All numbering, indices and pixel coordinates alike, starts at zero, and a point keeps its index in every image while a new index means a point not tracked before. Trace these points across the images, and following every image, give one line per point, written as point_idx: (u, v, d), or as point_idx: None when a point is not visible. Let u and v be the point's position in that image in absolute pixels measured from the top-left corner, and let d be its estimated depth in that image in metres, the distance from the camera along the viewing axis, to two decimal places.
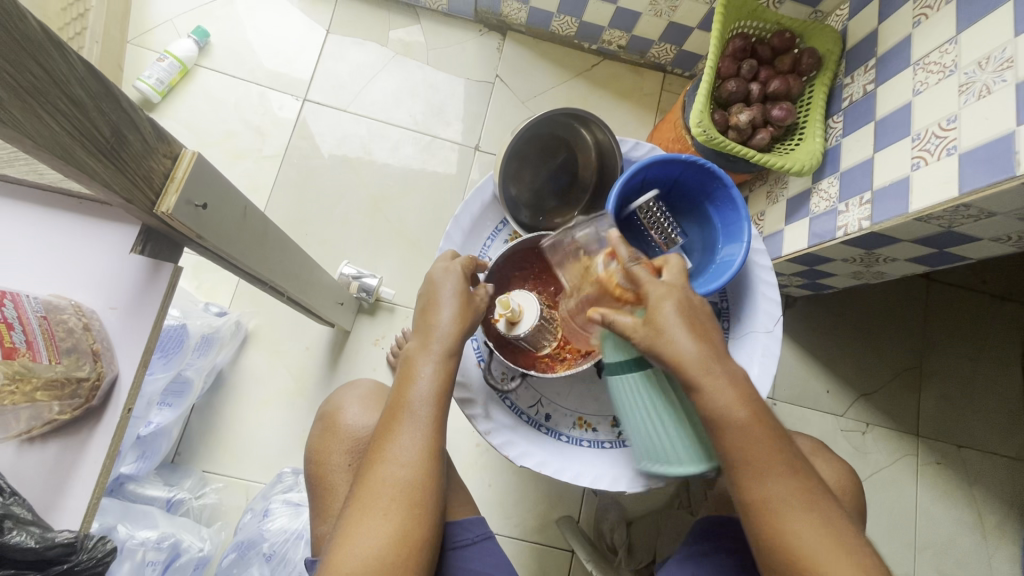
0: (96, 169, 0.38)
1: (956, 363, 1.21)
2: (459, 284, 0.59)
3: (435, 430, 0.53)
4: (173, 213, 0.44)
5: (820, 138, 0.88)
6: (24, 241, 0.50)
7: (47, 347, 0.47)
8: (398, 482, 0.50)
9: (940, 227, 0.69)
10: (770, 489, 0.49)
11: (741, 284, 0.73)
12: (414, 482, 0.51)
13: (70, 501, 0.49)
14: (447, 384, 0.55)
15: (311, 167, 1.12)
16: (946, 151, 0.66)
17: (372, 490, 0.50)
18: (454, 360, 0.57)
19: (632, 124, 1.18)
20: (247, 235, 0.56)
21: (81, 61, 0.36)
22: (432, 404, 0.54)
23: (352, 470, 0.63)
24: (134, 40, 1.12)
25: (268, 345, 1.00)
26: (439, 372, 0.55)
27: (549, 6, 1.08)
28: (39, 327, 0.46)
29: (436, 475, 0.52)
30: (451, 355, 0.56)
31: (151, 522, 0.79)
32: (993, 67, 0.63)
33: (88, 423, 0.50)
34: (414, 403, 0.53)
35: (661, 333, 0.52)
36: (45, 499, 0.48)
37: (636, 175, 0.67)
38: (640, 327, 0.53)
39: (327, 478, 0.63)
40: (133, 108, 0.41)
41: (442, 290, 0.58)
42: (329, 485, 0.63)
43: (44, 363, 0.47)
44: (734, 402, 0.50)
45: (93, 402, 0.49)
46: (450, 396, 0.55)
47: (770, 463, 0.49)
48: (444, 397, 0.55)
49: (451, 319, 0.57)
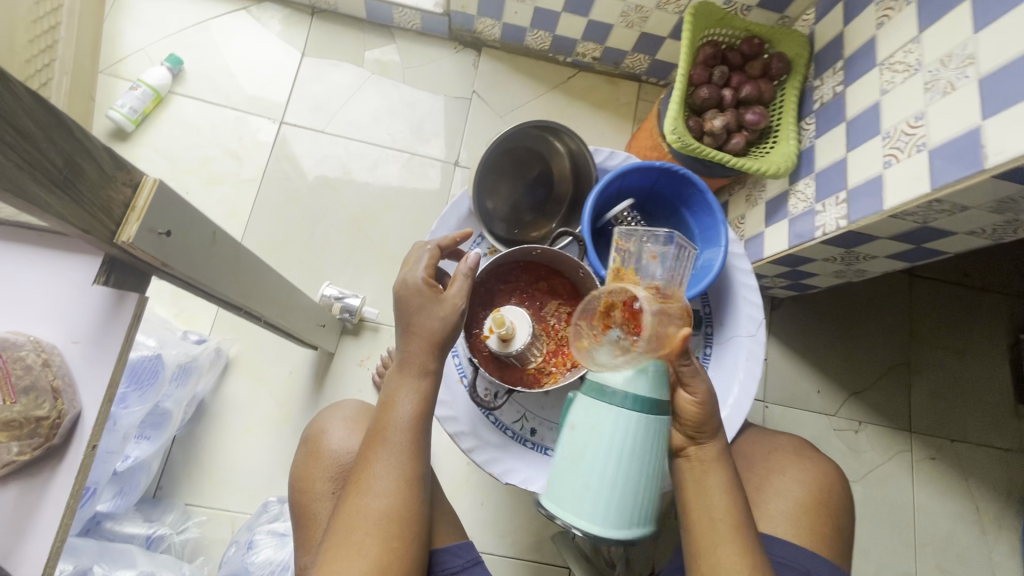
0: (48, 200, 0.36)
1: (943, 357, 1.24)
2: (423, 294, 0.55)
3: (414, 458, 0.52)
4: (135, 243, 0.43)
5: (794, 140, 0.89)
6: None
7: (3, 385, 0.45)
8: (378, 514, 0.50)
9: (915, 222, 0.70)
10: (724, 556, 0.51)
11: (721, 289, 0.72)
12: (391, 514, 0.50)
13: (31, 546, 0.46)
14: (428, 405, 0.54)
15: (292, 189, 1.11)
16: (916, 148, 0.66)
17: (352, 522, 0.49)
18: (432, 379, 0.55)
19: (609, 134, 1.19)
20: (215, 262, 0.55)
21: (28, 91, 0.34)
22: (410, 430, 0.52)
23: (335, 498, 0.61)
24: (106, 70, 1.12)
25: (250, 371, 0.98)
26: (417, 395, 0.53)
27: (522, 21, 1.09)
28: None
29: (415, 505, 0.51)
30: (427, 373, 0.54)
31: (130, 560, 0.76)
32: (956, 63, 0.63)
33: (50, 462, 0.47)
34: (394, 430, 0.52)
35: (711, 413, 0.54)
36: (4, 547, 0.45)
37: (612, 184, 0.67)
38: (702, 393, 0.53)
39: (310, 506, 0.61)
40: (87, 137, 0.39)
41: (411, 306, 0.55)
42: (313, 514, 0.61)
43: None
44: (722, 472, 0.54)
45: (54, 441, 0.46)
46: (429, 420, 0.54)
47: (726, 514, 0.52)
48: (422, 421, 0.53)
49: (424, 338, 0.54)
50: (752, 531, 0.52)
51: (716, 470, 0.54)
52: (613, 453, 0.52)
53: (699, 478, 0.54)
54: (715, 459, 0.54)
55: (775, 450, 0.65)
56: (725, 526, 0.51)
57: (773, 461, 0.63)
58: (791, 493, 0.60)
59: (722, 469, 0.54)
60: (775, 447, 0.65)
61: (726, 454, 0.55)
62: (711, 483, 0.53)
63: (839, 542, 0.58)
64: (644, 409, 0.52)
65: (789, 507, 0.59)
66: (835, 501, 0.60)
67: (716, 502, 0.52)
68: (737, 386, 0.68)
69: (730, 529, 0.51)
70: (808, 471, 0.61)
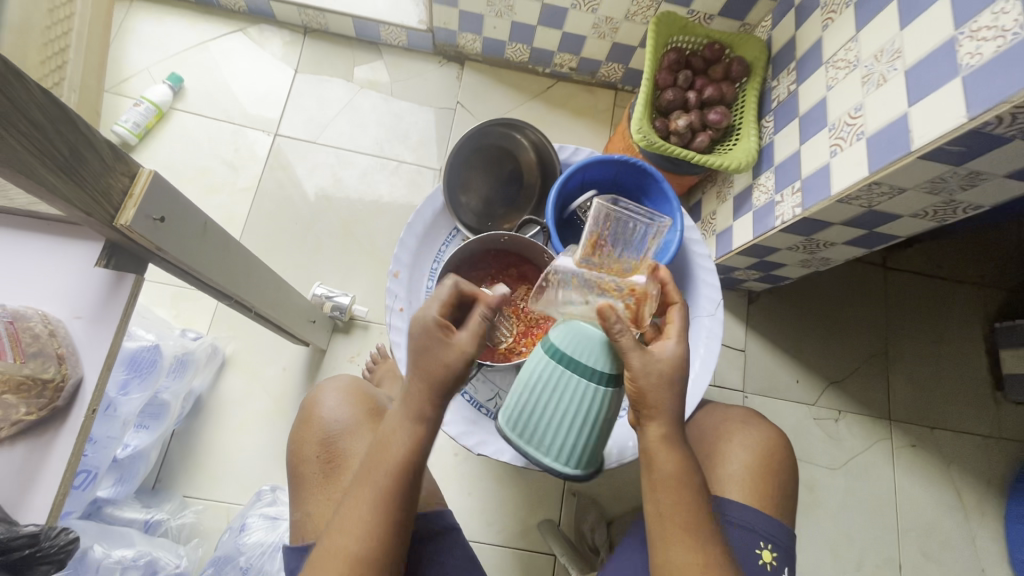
0: (56, 184, 0.41)
1: (920, 347, 1.27)
2: (429, 336, 0.52)
3: (394, 506, 0.52)
4: (132, 225, 0.48)
5: (755, 136, 0.94)
6: None
7: (13, 347, 0.49)
8: (352, 554, 0.50)
9: (862, 207, 0.74)
10: (674, 556, 0.51)
11: (682, 273, 0.76)
12: (364, 556, 0.50)
13: (36, 499, 0.50)
14: (422, 453, 0.53)
15: (286, 196, 1.17)
16: (856, 137, 0.71)
17: (327, 557, 0.51)
18: (429, 426, 0.53)
19: (588, 139, 1.25)
20: (207, 249, 0.60)
21: (42, 90, 0.40)
22: (396, 478, 0.52)
23: (320, 462, 0.64)
24: (112, 89, 1.19)
25: (246, 368, 1.03)
26: (411, 441, 0.52)
27: (501, 35, 1.17)
28: (6, 332, 0.49)
29: (387, 550, 0.52)
30: (425, 419, 0.53)
31: (128, 540, 0.80)
32: (886, 58, 0.69)
33: (55, 422, 0.52)
34: (380, 475, 0.52)
35: (653, 394, 0.51)
36: (10, 499, 0.49)
37: (574, 176, 0.73)
38: (640, 370, 0.51)
39: (299, 468, 0.65)
40: (90, 131, 0.45)
41: (424, 347, 0.53)
42: (302, 476, 0.64)
43: (9, 361, 0.50)
44: (673, 465, 0.51)
45: (58, 403, 0.51)
46: (421, 468, 0.53)
47: (677, 512, 0.51)
48: (412, 470, 0.52)
49: (426, 385, 0.52)
50: (704, 528, 0.51)
51: (668, 464, 0.51)
52: (533, 383, 0.57)
53: (651, 473, 0.52)
54: (666, 449, 0.51)
55: (726, 421, 0.70)
56: (678, 519, 0.51)
57: (722, 431, 0.69)
58: (738, 459, 0.65)
59: (678, 463, 0.51)
60: (725, 416, 0.71)
61: (683, 445, 0.52)
62: (663, 477, 0.51)
63: (781, 499, 0.64)
64: (570, 360, 0.55)
65: (737, 472, 0.64)
66: (778, 464, 0.65)
67: (669, 502, 0.51)
68: (698, 362, 0.72)
69: (678, 527, 0.51)
70: (752, 436, 0.67)
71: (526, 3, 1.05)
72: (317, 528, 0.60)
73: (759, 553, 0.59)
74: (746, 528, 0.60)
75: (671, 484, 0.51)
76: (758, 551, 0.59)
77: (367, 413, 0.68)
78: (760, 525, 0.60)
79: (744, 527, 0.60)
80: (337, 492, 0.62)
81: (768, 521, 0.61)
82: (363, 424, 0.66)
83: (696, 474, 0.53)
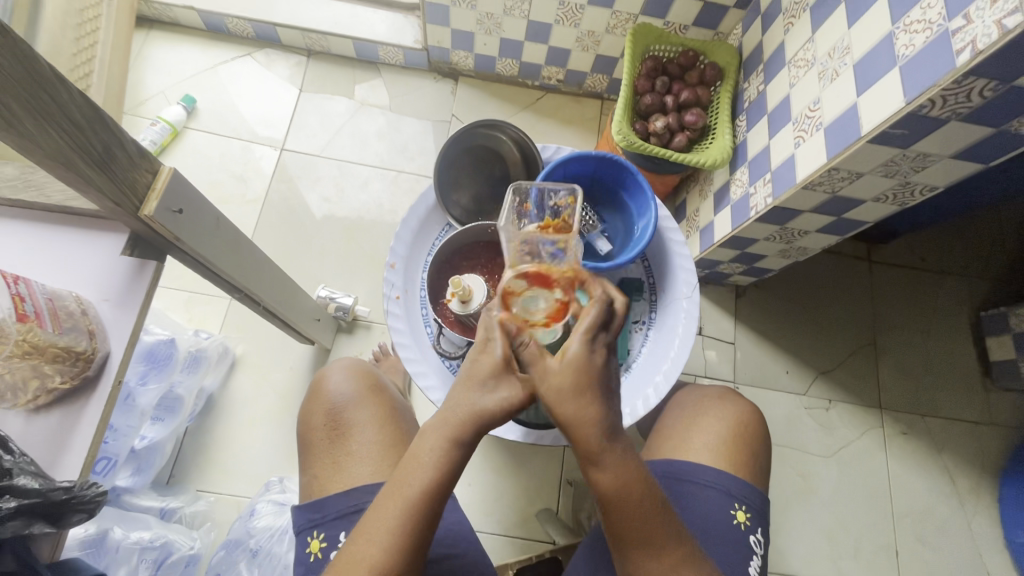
0: (93, 176, 0.48)
1: (907, 337, 1.31)
2: (494, 374, 0.50)
3: (420, 525, 0.49)
4: (154, 215, 0.54)
5: (729, 135, 1.00)
6: (21, 249, 0.58)
7: (52, 319, 0.53)
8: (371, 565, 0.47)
9: (826, 193, 0.79)
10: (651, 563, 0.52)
11: (661, 259, 0.82)
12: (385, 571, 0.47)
13: (69, 459, 0.55)
14: (449, 482, 0.49)
15: (292, 207, 1.24)
16: (816, 127, 0.77)
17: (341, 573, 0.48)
18: (464, 451, 0.50)
19: (577, 145, 1.32)
20: (220, 241, 0.66)
21: (80, 93, 0.46)
22: (428, 497, 0.48)
23: (326, 429, 0.69)
24: (130, 111, 1.28)
25: (255, 368, 1.08)
26: (447, 463, 0.49)
27: (491, 51, 1.24)
28: (46, 305, 0.53)
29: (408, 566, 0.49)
30: (458, 444, 0.49)
31: (145, 524, 0.86)
32: (838, 55, 0.75)
33: (86, 392, 0.57)
34: (398, 506, 0.49)
35: (564, 404, 0.48)
36: (45, 460, 0.54)
37: (556, 171, 0.79)
38: (545, 387, 0.48)
39: (308, 435, 0.70)
40: (119, 131, 0.51)
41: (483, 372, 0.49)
42: (310, 441, 0.70)
43: (49, 331, 0.53)
44: (620, 477, 0.49)
45: (88, 372, 0.56)
46: (443, 500, 0.49)
47: (640, 524, 0.50)
48: (445, 491, 0.49)
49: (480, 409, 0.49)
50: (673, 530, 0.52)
51: (615, 480, 0.49)
52: None
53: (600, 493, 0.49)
54: (609, 464, 0.49)
55: (704, 397, 0.77)
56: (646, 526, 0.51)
57: (700, 405, 0.76)
58: (714, 431, 0.71)
59: (626, 473, 0.49)
60: (703, 393, 0.78)
61: (624, 452, 0.49)
62: (616, 492, 0.49)
63: (754, 466, 0.70)
64: None
65: (712, 441, 0.70)
66: (750, 434, 0.72)
67: (629, 517, 0.50)
68: (677, 341, 0.77)
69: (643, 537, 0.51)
70: (727, 410, 0.74)
71: (513, 20, 1.13)
72: (322, 485, 0.66)
73: (735, 513, 0.65)
74: (721, 490, 0.66)
75: (623, 499, 0.49)
76: (734, 511, 0.65)
77: (369, 387, 0.73)
78: (734, 488, 0.66)
79: (719, 489, 0.66)
80: (342, 453, 0.67)
81: (742, 484, 0.67)
82: (366, 397, 0.72)
83: (642, 481, 0.50)
